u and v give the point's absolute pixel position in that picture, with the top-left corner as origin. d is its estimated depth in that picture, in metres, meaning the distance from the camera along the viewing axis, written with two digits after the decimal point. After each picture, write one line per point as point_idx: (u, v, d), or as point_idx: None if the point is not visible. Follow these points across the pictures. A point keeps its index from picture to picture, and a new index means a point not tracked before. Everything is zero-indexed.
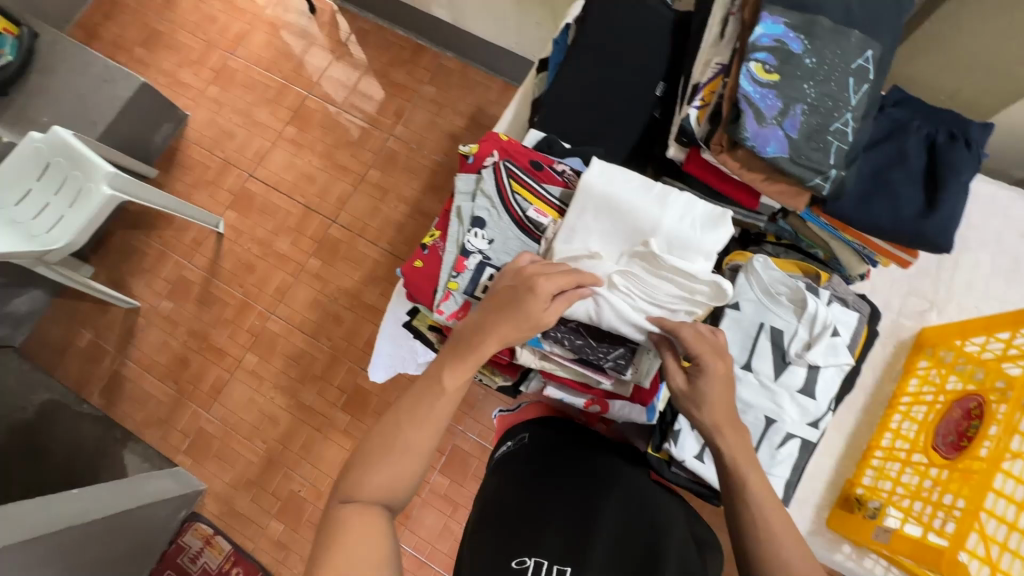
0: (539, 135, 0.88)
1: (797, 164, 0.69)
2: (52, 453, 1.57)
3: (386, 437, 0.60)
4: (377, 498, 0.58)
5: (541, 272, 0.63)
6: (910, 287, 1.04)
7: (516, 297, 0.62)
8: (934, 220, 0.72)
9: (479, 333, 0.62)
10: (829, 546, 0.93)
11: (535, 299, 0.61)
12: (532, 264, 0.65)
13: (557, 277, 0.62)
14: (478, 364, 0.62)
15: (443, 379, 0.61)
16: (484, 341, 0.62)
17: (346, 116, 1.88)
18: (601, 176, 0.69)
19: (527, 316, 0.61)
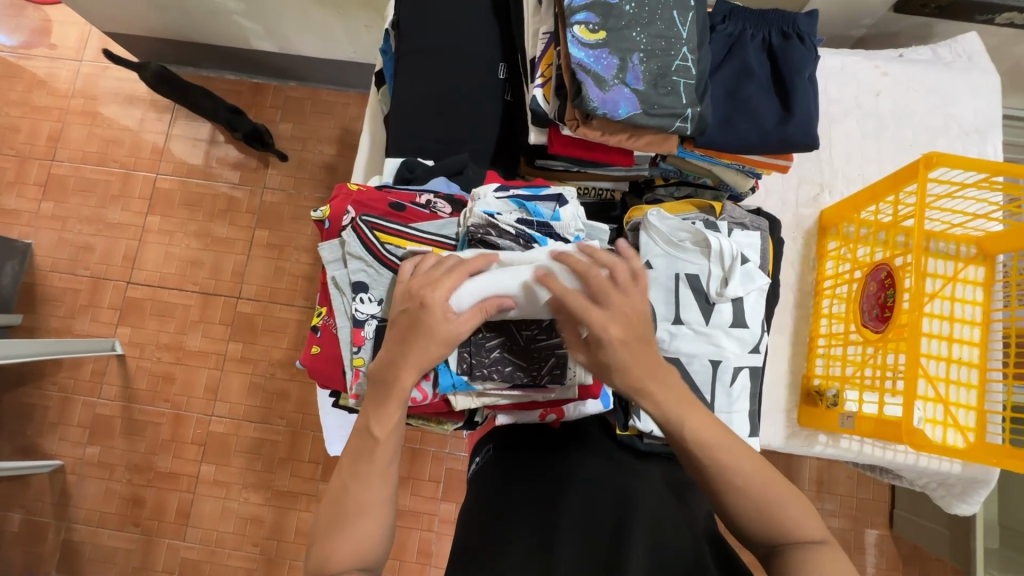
0: (397, 161, 0.83)
1: (654, 114, 0.67)
2: None
3: (336, 504, 0.56)
4: (351, 566, 0.54)
5: (427, 283, 0.57)
6: (799, 177, 1.07)
7: (417, 321, 0.56)
8: (795, 122, 0.72)
9: (392, 368, 0.57)
10: (807, 442, 0.98)
11: (434, 313, 0.56)
12: (417, 275, 0.58)
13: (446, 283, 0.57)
14: (403, 403, 0.58)
15: (372, 429, 0.57)
16: (400, 374, 0.57)
17: (209, 184, 1.70)
18: None
19: (433, 335, 0.56)
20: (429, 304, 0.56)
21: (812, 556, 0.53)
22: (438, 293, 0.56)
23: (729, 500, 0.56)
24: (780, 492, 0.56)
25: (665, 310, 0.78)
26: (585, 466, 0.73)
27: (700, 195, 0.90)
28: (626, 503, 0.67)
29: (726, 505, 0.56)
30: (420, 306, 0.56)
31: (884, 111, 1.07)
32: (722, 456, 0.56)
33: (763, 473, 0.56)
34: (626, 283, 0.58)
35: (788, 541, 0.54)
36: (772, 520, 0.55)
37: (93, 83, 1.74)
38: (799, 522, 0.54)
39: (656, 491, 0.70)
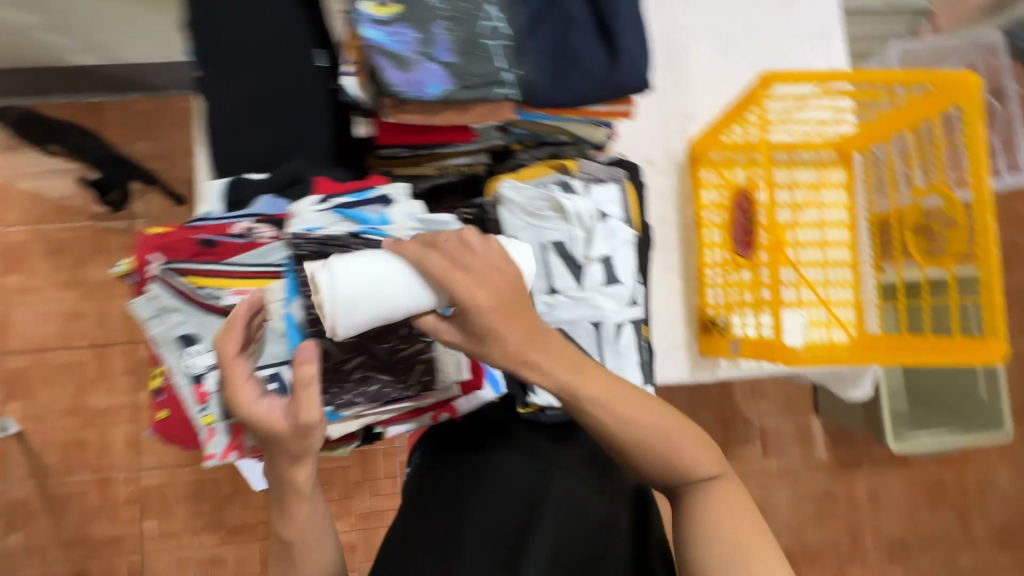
0: (220, 182, 0.74)
1: (470, 87, 0.62)
2: None
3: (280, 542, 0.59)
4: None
5: (239, 405, 0.54)
6: (664, 111, 1.05)
7: (255, 431, 0.54)
8: (624, 65, 0.69)
9: (278, 450, 0.55)
10: (709, 368, 1.02)
11: (258, 416, 0.53)
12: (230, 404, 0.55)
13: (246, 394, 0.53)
14: (308, 456, 0.55)
15: (288, 484, 0.56)
16: (292, 472, 0.56)
17: (68, 225, 1.52)
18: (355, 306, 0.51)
19: (278, 432, 0.53)
20: (255, 429, 0.53)
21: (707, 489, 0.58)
22: (241, 400, 0.53)
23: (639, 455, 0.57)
24: (682, 437, 0.59)
25: (537, 282, 0.76)
26: (509, 454, 0.73)
27: (562, 153, 0.87)
28: (547, 492, 0.69)
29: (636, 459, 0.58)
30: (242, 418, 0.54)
31: (734, 30, 1.06)
32: (630, 413, 0.57)
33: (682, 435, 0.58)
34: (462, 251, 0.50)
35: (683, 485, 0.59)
36: (676, 466, 0.58)
37: None
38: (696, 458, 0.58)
39: (575, 471, 0.72)
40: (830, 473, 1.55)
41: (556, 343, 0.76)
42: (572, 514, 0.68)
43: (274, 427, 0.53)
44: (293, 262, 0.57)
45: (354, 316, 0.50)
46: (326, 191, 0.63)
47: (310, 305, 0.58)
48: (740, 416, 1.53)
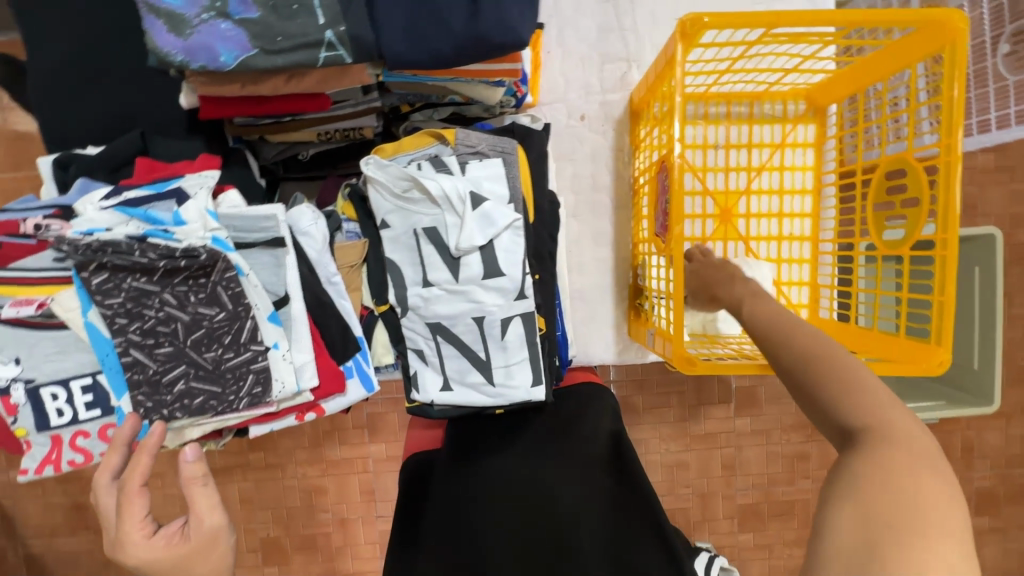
0: (50, 159, 0.66)
1: (280, 51, 0.51)
2: None
3: None
4: None
5: (125, 545, 0.48)
6: (601, 55, 0.90)
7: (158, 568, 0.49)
8: (486, 14, 0.55)
9: (192, 565, 0.50)
10: (641, 352, 0.93)
11: (161, 546, 0.49)
12: (114, 548, 0.49)
13: (136, 524, 0.49)
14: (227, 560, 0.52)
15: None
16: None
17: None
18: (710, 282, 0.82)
19: (190, 553, 0.50)
20: (158, 557, 0.49)
21: (873, 447, 0.41)
22: (138, 534, 0.49)
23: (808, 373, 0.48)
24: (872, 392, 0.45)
25: (411, 272, 0.68)
26: (469, 469, 0.72)
27: (467, 111, 0.77)
28: (508, 502, 0.69)
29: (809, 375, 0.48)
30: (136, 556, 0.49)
31: None
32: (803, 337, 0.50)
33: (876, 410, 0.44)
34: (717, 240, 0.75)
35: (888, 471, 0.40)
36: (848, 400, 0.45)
37: None
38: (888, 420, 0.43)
39: (524, 467, 0.71)
40: None
41: (437, 338, 0.70)
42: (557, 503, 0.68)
43: (179, 553, 0.50)
44: (77, 269, 0.51)
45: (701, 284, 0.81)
46: (127, 181, 0.55)
47: (108, 315, 0.52)
48: None
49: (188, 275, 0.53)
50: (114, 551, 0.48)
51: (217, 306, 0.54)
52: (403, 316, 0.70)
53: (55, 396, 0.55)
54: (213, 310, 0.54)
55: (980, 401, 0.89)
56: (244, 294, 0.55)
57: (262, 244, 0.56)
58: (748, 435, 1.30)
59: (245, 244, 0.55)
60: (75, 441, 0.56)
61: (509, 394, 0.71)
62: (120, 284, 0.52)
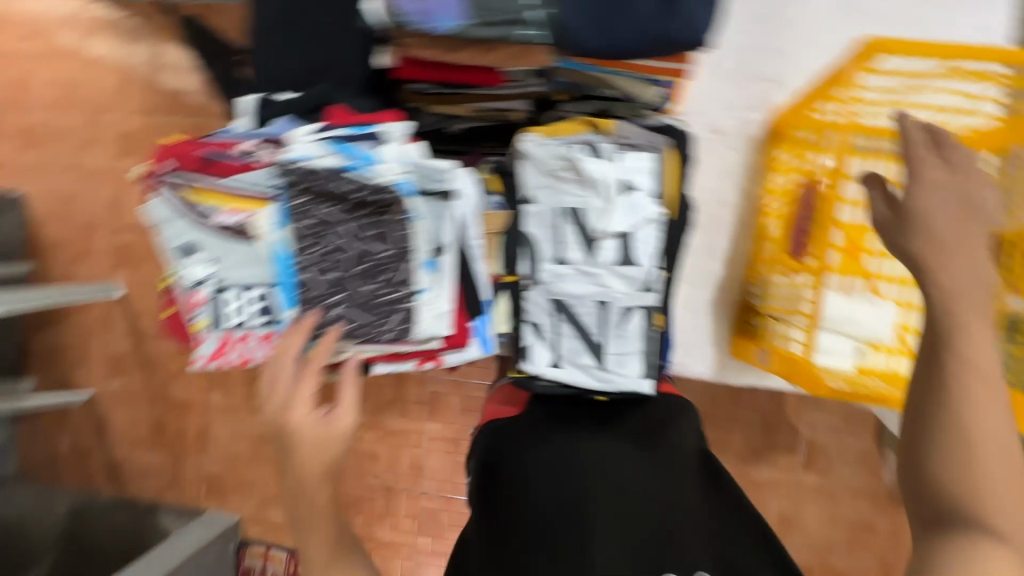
0: (252, 100, 0.76)
1: (487, 22, 0.56)
2: (101, 544, 1.68)
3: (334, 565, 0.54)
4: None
5: (288, 402, 0.56)
6: (749, 73, 0.91)
7: (296, 440, 0.55)
8: (677, 12, 0.57)
9: (313, 455, 0.55)
10: (739, 370, 0.94)
11: (311, 423, 0.55)
12: (274, 402, 0.56)
13: (307, 386, 0.56)
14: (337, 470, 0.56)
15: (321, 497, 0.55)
16: (310, 486, 0.55)
17: (170, 120, 1.70)
18: None
19: (322, 440, 0.55)
20: (297, 426, 0.55)
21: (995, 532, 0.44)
22: (302, 406, 0.55)
23: (938, 433, 0.46)
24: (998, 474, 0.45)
25: (546, 248, 0.71)
26: (564, 443, 0.68)
27: (615, 112, 0.78)
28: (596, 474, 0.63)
29: (921, 439, 0.47)
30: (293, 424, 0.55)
31: None
32: (974, 391, 0.46)
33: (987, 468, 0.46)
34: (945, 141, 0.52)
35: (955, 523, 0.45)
36: (972, 482, 0.44)
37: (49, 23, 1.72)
38: (1009, 494, 0.44)
39: (620, 449, 0.67)
40: None
41: (558, 316, 0.73)
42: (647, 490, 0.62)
43: (319, 436, 0.55)
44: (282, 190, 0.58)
45: None
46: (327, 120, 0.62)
47: (296, 236, 0.59)
48: None
49: (369, 212, 0.58)
50: (275, 403, 0.56)
51: (384, 244, 0.59)
52: (529, 289, 0.74)
53: (232, 301, 0.62)
54: (381, 247, 0.59)
55: None
56: (410, 238, 0.60)
57: (434, 195, 0.60)
58: (812, 492, 1.22)
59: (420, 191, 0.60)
60: (240, 342, 0.63)
61: (617, 382, 0.73)
62: (311, 210, 0.58)
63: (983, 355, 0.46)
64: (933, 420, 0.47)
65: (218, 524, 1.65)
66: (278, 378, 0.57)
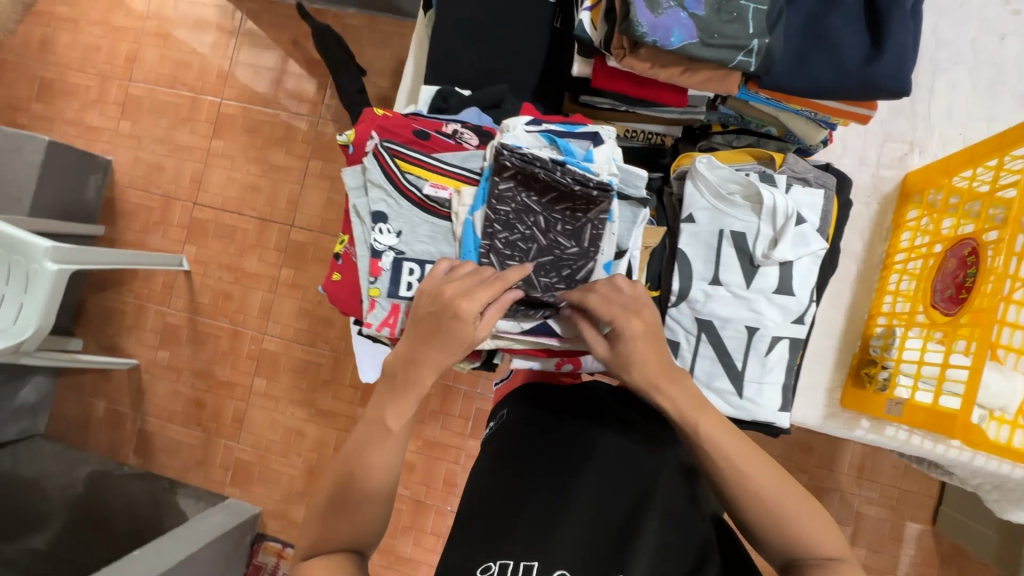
0: (433, 89, 0.79)
1: (712, 45, 0.59)
2: (113, 519, 1.59)
3: (342, 487, 0.53)
4: (351, 537, 0.52)
5: (461, 292, 0.54)
6: (885, 134, 0.94)
7: (445, 327, 0.54)
8: (883, 62, 0.61)
9: (413, 365, 0.55)
10: (847, 425, 0.91)
11: (467, 324, 0.54)
12: (450, 284, 0.55)
13: (481, 295, 0.55)
14: (419, 399, 0.56)
15: (388, 422, 0.55)
16: (422, 374, 0.55)
17: (279, 121, 1.73)
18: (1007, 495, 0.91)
19: (458, 342, 0.54)
20: (460, 315, 0.53)
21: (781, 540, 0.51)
22: (472, 305, 0.54)
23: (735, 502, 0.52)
24: (800, 507, 0.51)
25: (702, 268, 0.72)
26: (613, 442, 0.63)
27: (762, 145, 0.81)
28: (642, 485, 0.59)
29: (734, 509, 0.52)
30: (451, 315, 0.54)
31: (1004, 63, 0.91)
32: (748, 466, 0.51)
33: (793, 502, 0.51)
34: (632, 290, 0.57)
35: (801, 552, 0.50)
36: (795, 541, 0.50)
37: (168, 3, 1.80)
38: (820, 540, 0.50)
39: (672, 478, 0.60)
40: None
41: (700, 336, 0.73)
42: (675, 518, 0.57)
43: (462, 335, 0.54)
44: (493, 172, 0.61)
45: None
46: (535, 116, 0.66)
47: (492, 219, 0.60)
48: (838, 490, 1.42)
49: (570, 206, 0.61)
50: (445, 282, 0.55)
51: (575, 240, 0.61)
52: (674, 306, 0.74)
53: (412, 272, 0.63)
54: (571, 242, 0.61)
55: None
56: (602, 238, 0.62)
57: (633, 200, 0.64)
58: None
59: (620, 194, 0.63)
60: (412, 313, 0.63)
61: (752, 410, 0.73)
62: (515, 197, 0.61)
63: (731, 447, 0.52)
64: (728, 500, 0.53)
65: (237, 515, 1.61)
66: (458, 271, 0.57)
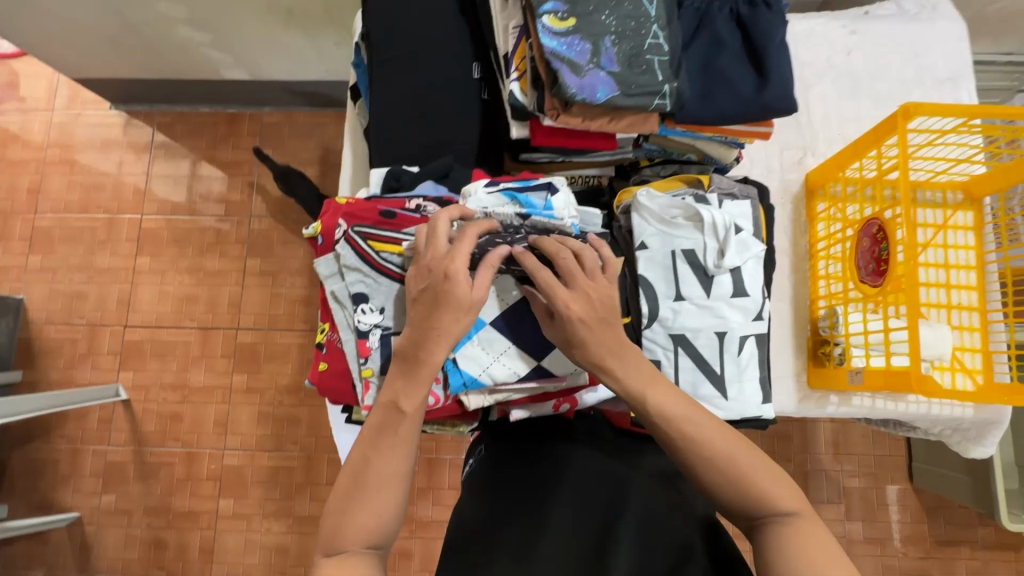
0: (383, 171, 0.83)
1: (632, 95, 0.67)
2: None
3: (355, 476, 0.53)
4: (362, 544, 0.50)
5: (444, 254, 0.57)
6: (781, 143, 1.08)
7: (440, 293, 0.55)
8: (772, 87, 0.72)
9: (420, 340, 0.56)
10: (819, 404, 0.98)
11: (459, 283, 0.55)
12: (432, 249, 0.58)
13: (461, 249, 0.57)
14: (433, 378, 0.56)
15: (400, 404, 0.55)
16: (430, 351, 0.56)
17: (208, 226, 1.70)
18: (970, 435, 1.00)
19: (460, 303, 0.55)
20: (451, 273, 0.55)
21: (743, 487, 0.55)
22: (457, 261, 0.56)
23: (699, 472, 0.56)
24: (757, 462, 0.56)
25: (665, 288, 0.78)
26: (585, 462, 0.71)
27: (686, 171, 0.91)
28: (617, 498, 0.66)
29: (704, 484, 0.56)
30: (445, 280, 0.56)
31: (857, 71, 1.09)
32: (701, 432, 0.57)
33: (750, 460, 0.55)
34: (594, 268, 0.62)
35: (766, 511, 0.54)
36: (755, 497, 0.54)
37: (71, 129, 1.75)
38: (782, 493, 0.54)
39: (648, 485, 0.67)
40: (922, 547, 1.47)
41: (678, 349, 0.78)
42: (651, 521, 0.63)
43: (456, 299, 0.56)
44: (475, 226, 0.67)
45: (989, 436, 0.98)
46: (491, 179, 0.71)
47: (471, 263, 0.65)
48: (822, 470, 1.49)
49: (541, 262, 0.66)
50: (427, 250, 0.57)
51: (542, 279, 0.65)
52: (647, 328, 0.79)
53: None
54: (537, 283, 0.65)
55: None
56: None
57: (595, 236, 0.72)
58: None
59: (584, 233, 0.70)
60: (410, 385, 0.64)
61: (739, 408, 0.77)
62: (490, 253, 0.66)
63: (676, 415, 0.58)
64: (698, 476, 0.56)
65: None
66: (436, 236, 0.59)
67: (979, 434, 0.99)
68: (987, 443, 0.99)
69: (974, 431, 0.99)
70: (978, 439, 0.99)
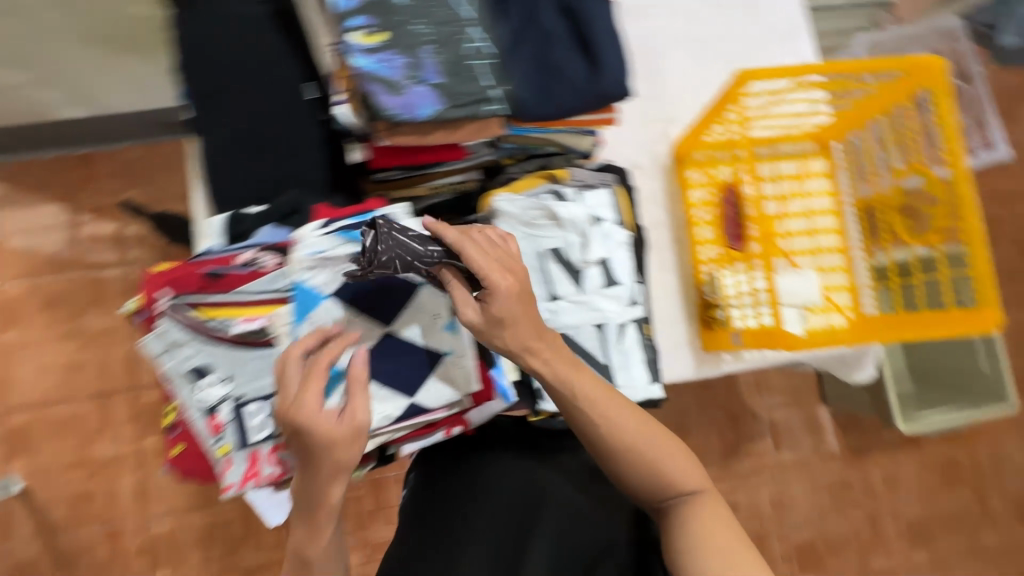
0: (220, 218, 0.75)
1: (461, 105, 0.64)
2: None
3: None
4: None
5: (296, 403, 0.51)
6: (645, 116, 1.08)
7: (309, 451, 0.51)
8: (606, 75, 0.71)
9: (310, 495, 0.53)
10: (714, 364, 1.02)
11: (324, 433, 0.50)
12: (285, 401, 0.52)
13: (312, 393, 0.51)
14: (336, 516, 0.54)
15: (308, 556, 0.54)
16: (321, 498, 0.53)
17: (75, 269, 1.44)
18: (851, 362, 1.07)
19: (334, 448, 0.51)
20: (310, 431, 0.50)
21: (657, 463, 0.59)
22: (311, 412, 0.51)
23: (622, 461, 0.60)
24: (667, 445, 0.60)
25: (539, 290, 0.77)
26: (516, 479, 0.75)
27: (552, 163, 0.88)
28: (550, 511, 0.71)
29: (623, 470, 0.60)
30: (308, 433, 0.51)
31: (706, 35, 1.11)
32: (620, 421, 0.59)
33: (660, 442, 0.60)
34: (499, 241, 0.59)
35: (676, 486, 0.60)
36: (669, 477, 0.59)
37: None
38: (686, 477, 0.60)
39: (575, 492, 0.73)
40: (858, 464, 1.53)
41: (563, 349, 0.77)
42: (581, 526, 0.70)
43: (334, 435, 0.51)
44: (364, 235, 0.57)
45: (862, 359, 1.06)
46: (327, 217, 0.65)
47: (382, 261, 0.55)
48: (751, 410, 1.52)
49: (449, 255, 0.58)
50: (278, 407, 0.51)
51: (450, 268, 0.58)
52: None
53: (259, 412, 0.60)
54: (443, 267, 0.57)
55: (999, 401, 1.23)
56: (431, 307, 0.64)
57: None
58: None
59: None
60: (272, 454, 0.61)
61: (629, 393, 0.79)
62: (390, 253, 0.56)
63: (598, 406, 0.59)
64: (617, 462, 0.60)
65: None
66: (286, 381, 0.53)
67: (856, 359, 1.07)
68: (866, 367, 1.07)
69: (852, 357, 1.07)
70: (859, 364, 1.07)
